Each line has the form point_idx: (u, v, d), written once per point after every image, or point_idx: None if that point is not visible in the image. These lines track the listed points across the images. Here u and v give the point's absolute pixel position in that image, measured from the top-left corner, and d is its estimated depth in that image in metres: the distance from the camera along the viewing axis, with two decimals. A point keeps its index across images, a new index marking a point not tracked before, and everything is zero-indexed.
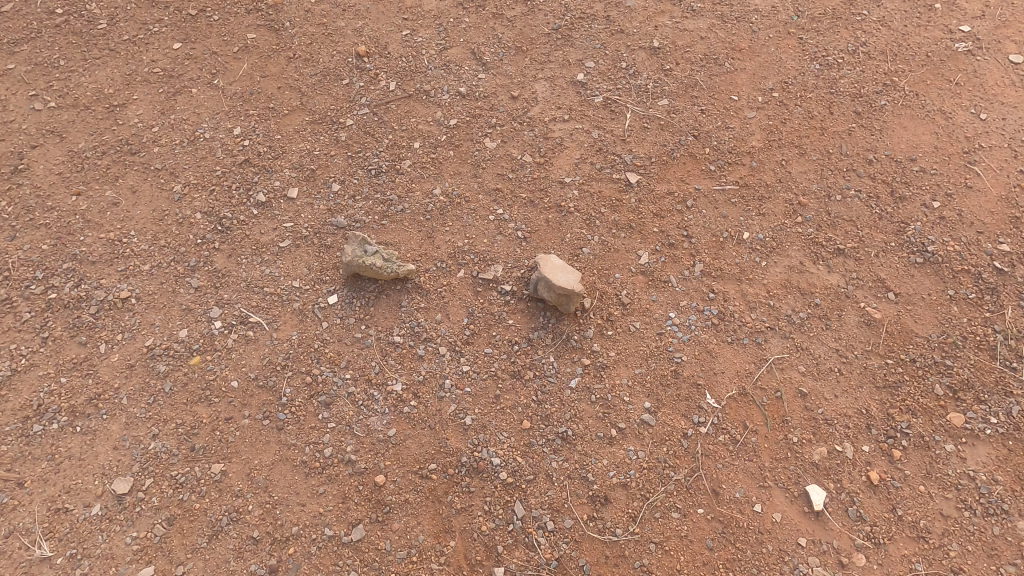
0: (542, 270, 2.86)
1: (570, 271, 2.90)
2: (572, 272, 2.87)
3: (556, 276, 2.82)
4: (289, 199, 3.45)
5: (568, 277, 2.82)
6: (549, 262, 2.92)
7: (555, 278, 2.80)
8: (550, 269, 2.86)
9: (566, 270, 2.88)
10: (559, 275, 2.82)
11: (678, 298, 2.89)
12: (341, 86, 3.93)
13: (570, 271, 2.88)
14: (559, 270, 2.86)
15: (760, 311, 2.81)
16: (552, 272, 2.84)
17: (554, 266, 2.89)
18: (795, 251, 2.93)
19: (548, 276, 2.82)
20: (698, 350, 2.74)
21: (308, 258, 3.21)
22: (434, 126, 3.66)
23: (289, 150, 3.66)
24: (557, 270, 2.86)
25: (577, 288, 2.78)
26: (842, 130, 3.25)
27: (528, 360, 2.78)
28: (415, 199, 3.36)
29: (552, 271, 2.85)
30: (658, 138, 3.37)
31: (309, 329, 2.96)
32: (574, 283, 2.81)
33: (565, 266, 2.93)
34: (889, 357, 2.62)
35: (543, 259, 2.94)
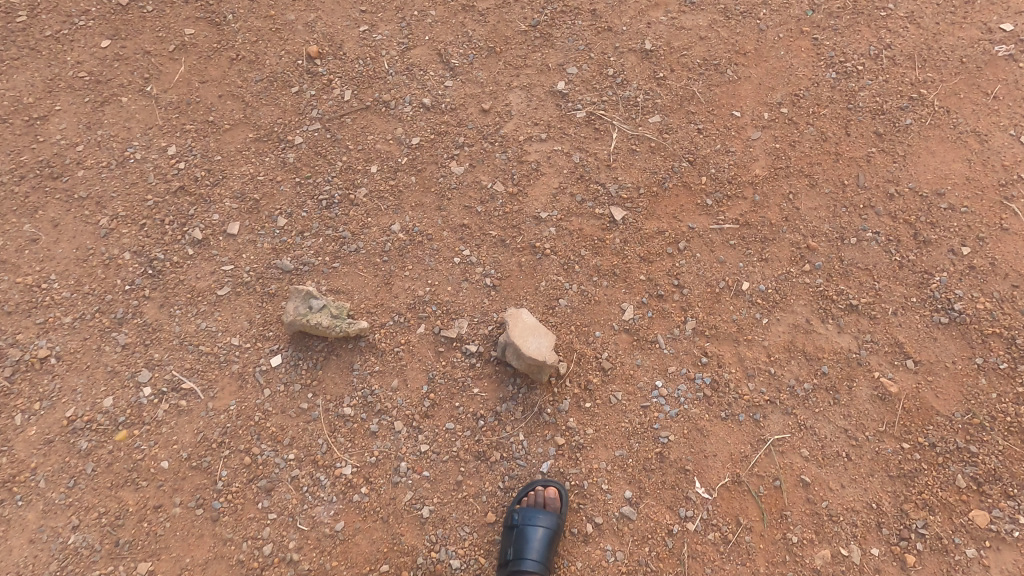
0: (510, 332, 2.50)
1: (545, 333, 2.55)
2: (546, 335, 2.52)
3: (526, 342, 2.47)
4: (228, 236, 3.04)
5: (540, 343, 2.47)
6: (518, 322, 2.56)
7: (524, 345, 2.44)
8: (520, 331, 2.51)
9: (539, 332, 2.52)
10: (529, 341, 2.47)
11: (665, 363, 2.53)
12: (290, 95, 3.45)
13: (543, 334, 2.53)
14: (530, 334, 2.51)
15: (759, 381, 2.46)
16: (521, 336, 2.49)
17: (524, 328, 2.53)
18: (801, 306, 2.56)
19: (517, 342, 2.46)
20: (687, 428, 2.41)
21: (249, 309, 2.84)
22: (393, 146, 3.21)
23: (229, 174, 3.22)
24: (528, 334, 2.50)
25: (550, 358, 2.44)
26: (860, 155, 2.81)
27: (494, 438, 2.46)
28: (371, 237, 2.96)
29: (520, 334, 2.49)
30: (647, 164, 2.93)
31: (249, 397, 2.63)
32: (546, 350, 2.46)
33: (538, 326, 2.57)
34: (904, 441, 2.29)
35: (513, 318, 2.58)
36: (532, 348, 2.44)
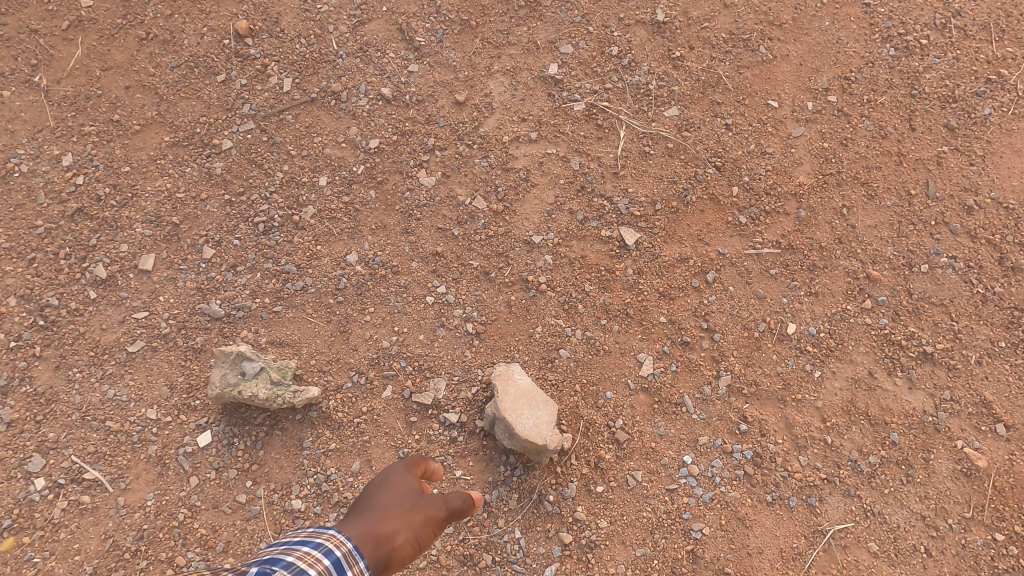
0: (501, 404, 1.98)
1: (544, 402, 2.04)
2: (546, 406, 2.02)
3: (521, 419, 1.95)
4: (141, 272, 2.42)
5: (539, 420, 1.97)
6: (510, 389, 2.03)
7: (519, 425, 1.93)
8: (513, 403, 1.99)
9: (538, 402, 2.01)
10: (525, 418, 1.96)
11: (695, 432, 2.03)
12: (215, 84, 2.74)
13: (542, 405, 2.01)
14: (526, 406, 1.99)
15: (813, 453, 1.97)
16: (515, 410, 1.97)
17: (519, 397, 2.01)
18: (862, 354, 2.05)
19: (509, 419, 1.95)
20: (725, 517, 1.93)
21: (168, 370, 2.25)
22: (346, 150, 2.57)
23: (141, 191, 2.56)
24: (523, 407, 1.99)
25: (553, 440, 1.93)
26: (928, 156, 2.26)
27: (483, 536, 1.96)
28: (321, 271, 2.37)
29: (514, 407, 1.98)
30: (664, 171, 2.36)
31: (171, 489, 2.08)
32: (547, 429, 1.95)
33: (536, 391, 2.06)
34: (998, 531, 1.84)
35: (503, 382, 2.05)
36: (529, 428, 1.94)
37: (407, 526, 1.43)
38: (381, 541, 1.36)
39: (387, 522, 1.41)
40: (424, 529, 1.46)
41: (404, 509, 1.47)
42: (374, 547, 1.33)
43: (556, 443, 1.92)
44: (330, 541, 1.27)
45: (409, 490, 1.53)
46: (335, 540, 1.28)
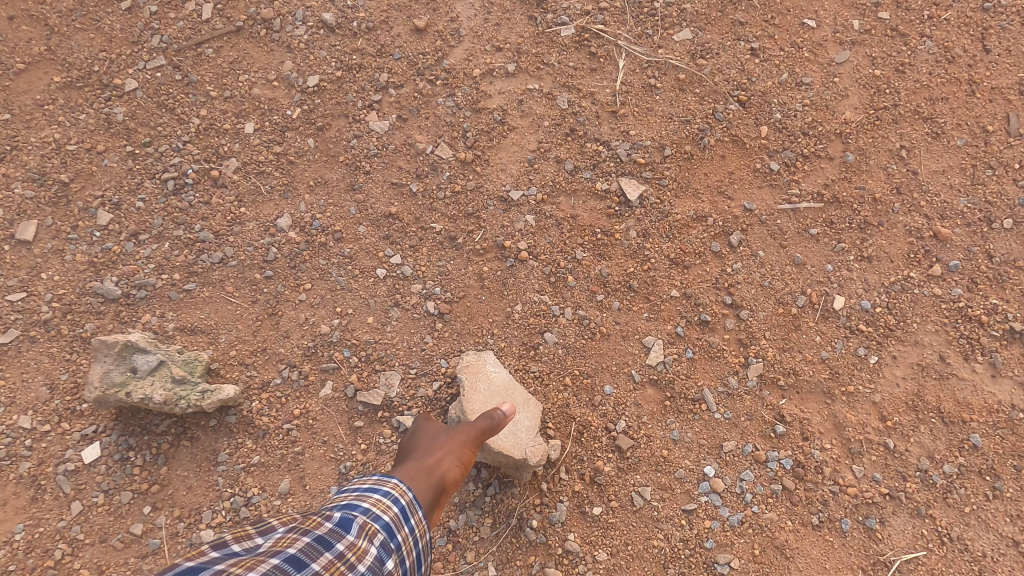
0: (466, 406, 1.55)
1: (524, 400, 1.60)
2: (526, 406, 1.58)
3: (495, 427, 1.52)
4: (18, 243, 1.91)
5: (515, 426, 1.53)
6: (480, 384, 1.59)
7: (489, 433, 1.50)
8: (483, 405, 1.56)
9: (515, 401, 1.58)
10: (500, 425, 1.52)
11: (719, 436, 1.58)
12: (118, 12, 2.21)
13: (520, 405, 1.57)
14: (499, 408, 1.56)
15: (871, 462, 1.53)
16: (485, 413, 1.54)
17: (491, 395, 1.58)
18: (930, 334, 1.61)
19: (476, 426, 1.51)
20: (759, 546, 1.49)
21: (49, 365, 1.77)
22: (279, 89, 2.07)
23: (22, 143, 2.05)
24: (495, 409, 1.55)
25: (534, 451, 1.49)
26: (1007, 84, 1.79)
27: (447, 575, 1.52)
28: (246, 239, 1.89)
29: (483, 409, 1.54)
30: (674, 109, 1.88)
31: (47, 518, 1.62)
32: (526, 438, 1.51)
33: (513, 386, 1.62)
34: None
35: (471, 375, 1.61)
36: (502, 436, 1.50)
37: (445, 451, 1.35)
38: (420, 477, 1.27)
39: (426, 459, 1.32)
40: (462, 447, 1.38)
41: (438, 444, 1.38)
42: (420, 477, 1.27)
43: (538, 456, 1.49)
44: (396, 489, 1.18)
45: (441, 429, 1.46)
46: (399, 488, 1.18)
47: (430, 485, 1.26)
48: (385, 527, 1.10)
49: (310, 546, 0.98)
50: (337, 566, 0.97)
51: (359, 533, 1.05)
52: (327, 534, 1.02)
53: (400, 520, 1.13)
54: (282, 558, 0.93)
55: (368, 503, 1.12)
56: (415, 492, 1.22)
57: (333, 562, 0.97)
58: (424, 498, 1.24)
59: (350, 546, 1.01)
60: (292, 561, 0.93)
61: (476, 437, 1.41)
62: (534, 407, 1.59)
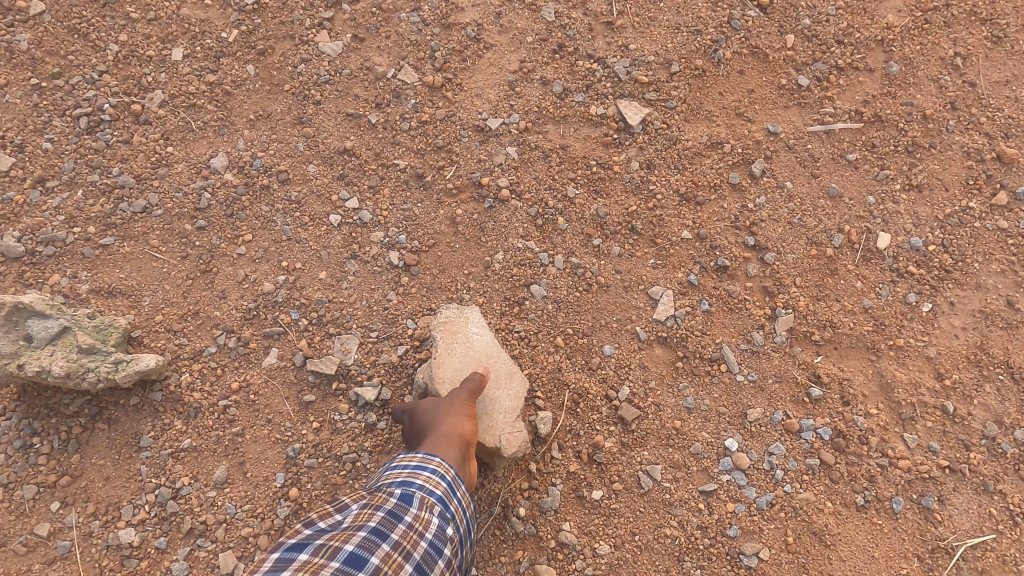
0: (436, 372, 1.27)
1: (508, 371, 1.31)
2: (508, 379, 1.30)
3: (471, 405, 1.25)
4: None
5: (491, 406, 1.25)
6: (455, 347, 1.31)
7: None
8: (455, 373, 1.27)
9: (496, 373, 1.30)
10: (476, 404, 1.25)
11: (742, 402, 1.31)
12: None
13: (501, 379, 1.29)
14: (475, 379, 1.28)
15: (926, 429, 1.27)
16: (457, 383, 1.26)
17: (466, 363, 1.29)
18: (993, 276, 1.34)
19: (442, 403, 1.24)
20: (794, 532, 1.23)
21: None
22: (213, 9, 1.75)
23: None
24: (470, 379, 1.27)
25: (510, 440, 1.22)
26: None
27: None
28: (174, 183, 1.58)
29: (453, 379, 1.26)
30: (681, 17, 1.58)
31: None
32: (502, 422, 1.24)
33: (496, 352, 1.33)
34: None
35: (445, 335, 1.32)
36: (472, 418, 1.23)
37: (450, 409, 1.14)
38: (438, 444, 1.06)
39: (438, 424, 1.11)
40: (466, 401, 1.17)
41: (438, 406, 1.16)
42: (441, 443, 1.06)
43: (513, 447, 1.21)
44: (441, 468, 1.02)
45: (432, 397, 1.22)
46: (444, 466, 1.02)
47: (454, 447, 1.07)
48: (442, 498, 0.97)
49: (386, 518, 0.88)
50: (411, 535, 0.88)
51: (421, 506, 0.93)
52: (396, 505, 0.91)
53: (450, 496, 0.99)
54: (365, 530, 0.84)
55: (424, 475, 0.99)
56: (444, 458, 1.03)
57: (409, 531, 0.88)
58: (453, 460, 1.05)
59: (421, 515, 0.92)
60: (375, 532, 0.84)
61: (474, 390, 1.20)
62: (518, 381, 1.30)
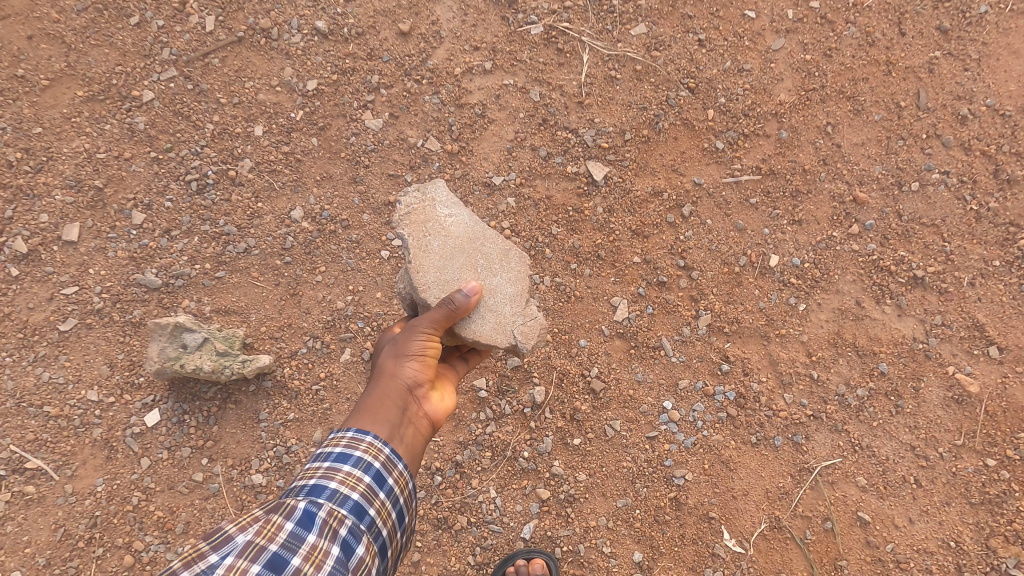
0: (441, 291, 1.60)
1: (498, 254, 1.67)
2: (501, 269, 1.64)
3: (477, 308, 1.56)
4: (65, 244, 2.19)
5: (495, 300, 1.58)
6: (439, 244, 1.63)
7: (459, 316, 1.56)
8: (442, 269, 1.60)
9: (488, 259, 1.65)
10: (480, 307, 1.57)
11: (675, 375, 1.90)
12: (128, 28, 2.44)
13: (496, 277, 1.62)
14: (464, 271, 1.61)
15: (799, 390, 1.85)
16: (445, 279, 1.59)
17: (453, 254, 1.63)
18: (849, 283, 1.92)
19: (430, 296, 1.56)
20: (709, 461, 1.83)
21: (107, 347, 2.07)
22: (282, 94, 2.32)
23: (56, 154, 2.31)
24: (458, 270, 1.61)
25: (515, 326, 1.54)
26: (919, 63, 2.06)
27: (456, 499, 1.85)
28: (265, 230, 2.17)
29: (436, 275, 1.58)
30: (632, 97, 2.15)
31: (122, 472, 1.95)
32: (507, 314, 1.56)
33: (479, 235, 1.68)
34: (989, 457, 1.76)
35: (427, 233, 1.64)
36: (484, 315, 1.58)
37: (398, 364, 1.40)
38: (379, 409, 1.32)
39: (384, 387, 1.38)
40: (422, 343, 1.45)
41: (392, 355, 1.44)
42: (382, 408, 1.33)
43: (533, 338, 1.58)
44: (369, 452, 1.22)
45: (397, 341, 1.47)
46: (373, 451, 1.22)
47: (392, 413, 1.32)
48: (367, 486, 1.17)
49: (292, 534, 1.06)
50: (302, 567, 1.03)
51: (323, 528, 1.08)
52: (309, 506, 1.10)
53: (371, 494, 1.17)
54: (261, 557, 1.01)
55: (349, 465, 1.19)
56: (373, 431, 1.25)
57: (319, 542, 1.07)
58: (392, 424, 1.31)
59: (335, 515, 1.11)
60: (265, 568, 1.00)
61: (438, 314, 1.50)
62: (510, 267, 1.65)
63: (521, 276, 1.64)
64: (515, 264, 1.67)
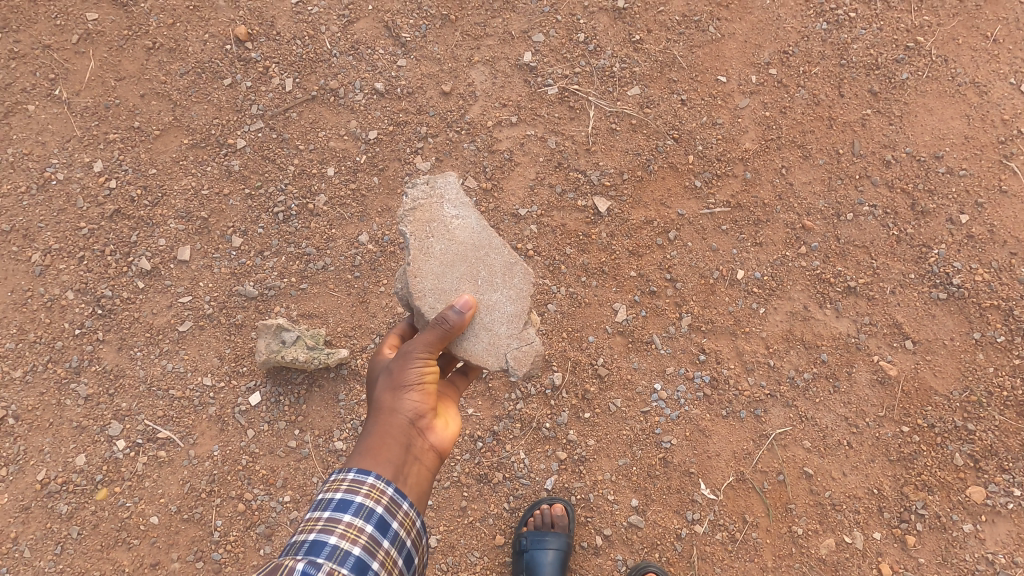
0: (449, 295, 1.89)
1: (503, 268, 1.96)
2: (501, 285, 1.93)
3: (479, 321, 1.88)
4: (179, 262, 2.77)
5: (491, 314, 1.89)
6: (449, 246, 1.95)
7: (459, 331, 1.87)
8: (447, 271, 1.92)
9: (493, 272, 1.94)
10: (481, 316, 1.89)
11: (663, 364, 2.44)
12: (222, 88, 3.03)
13: (499, 297, 1.92)
14: (468, 278, 1.92)
15: (759, 374, 2.40)
16: (447, 285, 1.90)
17: (460, 259, 1.94)
18: (798, 292, 2.46)
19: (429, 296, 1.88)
20: (689, 430, 2.36)
21: (216, 343, 2.64)
22: (348, 142, 2.90)
23: (169, 191, 2.89)
24: (464, 275, 1.92)
25: (508, 354, 1.85)
26: (853, 119, 2.63)
27: (494, 459, 2.39)
28: (339, 251, 2.74)
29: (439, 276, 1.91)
30: (629, 145, 2.71)
31: (233, 440, 2.51)
32: (502, 336, 1.88)
33: (488, 244, 1.98)
34: (904, 424, 2.29)
35: (438, 230, 1.97)
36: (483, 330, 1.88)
37: (396, 399, 1.60)
38: (381, 446, 1.52)
39: (386, 423, 1.56)
40: (418, 372, 1.64)
41: (389, 391, 1.62)
42: (388, 445, 1.52)
43: (525, 364, 1.86)
44: (368, 500, 1.40)
45: (388, 374, 1.66)
46: (374, 495, 1.41)
47: (398, 449, 1.53)
48: (367, 537, 1.35)
49: None
50: None
51: None
52: (308, 566, 1.25)
53: (369, 545, 1.35)
54: None
55: (349, 514, 1.37)
56: (375, 472, 1.45)
57: None
58: (401, 458, 1.52)
59: (336, 569, 1.27)
60: None
61: (434, 339, 1.70)
62: (510, 284, 1.94)
63: (520, 296, 1.93)
64: (518, 281, 1.95)
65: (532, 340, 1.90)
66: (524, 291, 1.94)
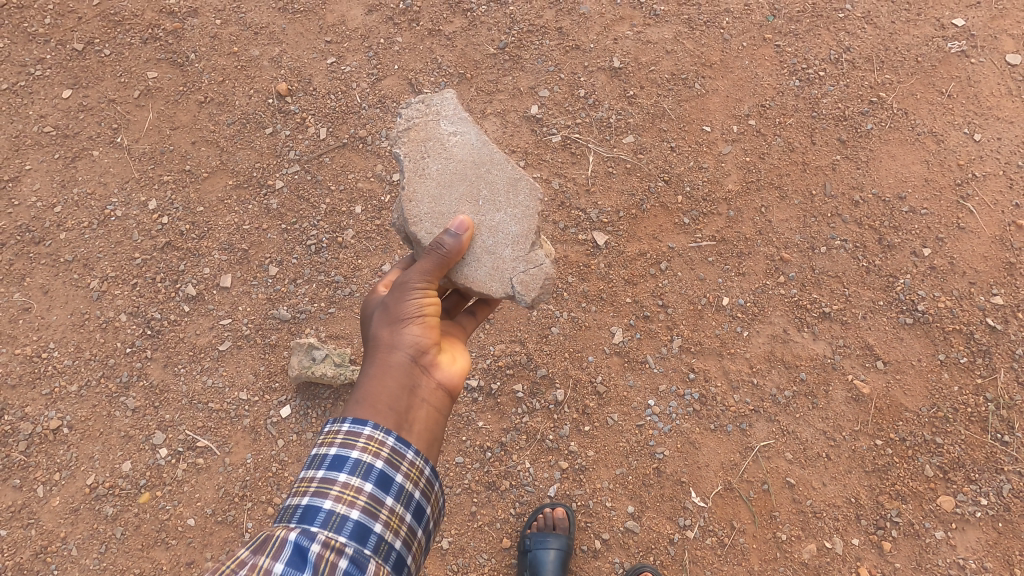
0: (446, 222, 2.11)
1: (504, 185, 2.18)
2: (503, 204, 2.15)
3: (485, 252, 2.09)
4: (222, 289, 3.09)
5: (492, 236, 2.11)
6: (452, 166, 2.19)
7: (465, 259, 2.08)
8: (451, 190, 2.16)
9: (496, 190, 2.17)
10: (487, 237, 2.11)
11: (656, 382, 2.68)
12: (264, 136, 3.43)
13: (503, 219, 2.13)
14: (470, 197, 2.15)
15: (744, 392, 2.63)
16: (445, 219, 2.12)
17: (464, 180, 2.18)
18: (778, 317, 2.72)
19: (432, 222, 2.12)
20: (681, 442, 2.58)
21: (252, 361, 2.93)
22: (375, 184, 3.25)
23: (214, 226, 3.24)
24: (466, 195, 2.15)
25: (520, 281, 2.07)
26: (825, 164, 2.96)
27: (502, 468, 2.62)
28: (364, 279, 3.05)
29: (443, 197, 2.15)
30: (625, 186, 3.03)
31: (264, 450, 2.77)
32: (509, 262, 2.09)
33: (491, 163, 2.20)
34: (878, 438, 2.51)
35: (441, 150, 2.21)
36: (489, 254, 2.09)
37: (398, 342, 1.75)
38: (384, 390, 1.65)
39: (387, 367, 1.71)
40: (414, 308, 1.82)
41: (388, 332, 1.78)
42: (391, 390, 1.65)
43: (532, 288, 2.07)
44: (366, 455, 1.52)
45: (387, 316, 1.82)
46: (371, 450, 1.53)
47: (402, 395, 1.66)
48: (364, 499, 1.46)
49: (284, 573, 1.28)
50: None
51: (323, 554, 1.33)
52: (300, 538, 1.34)
53: (367, 506, 1.46)
54: None
55: (345, 474, 1.48)
56: (372, 423, 1.57)
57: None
58: (403, 408, 1.64)
59: (332, 537, 1.37)
60: None
61: (428, 274, 1.90)
62: (512, 202, 2.16)
63: (525, 216, 2.15)
64: (521, 199, 2.17)
65: (539, 262, 2.11)
66: (529, 210, 2.16)
